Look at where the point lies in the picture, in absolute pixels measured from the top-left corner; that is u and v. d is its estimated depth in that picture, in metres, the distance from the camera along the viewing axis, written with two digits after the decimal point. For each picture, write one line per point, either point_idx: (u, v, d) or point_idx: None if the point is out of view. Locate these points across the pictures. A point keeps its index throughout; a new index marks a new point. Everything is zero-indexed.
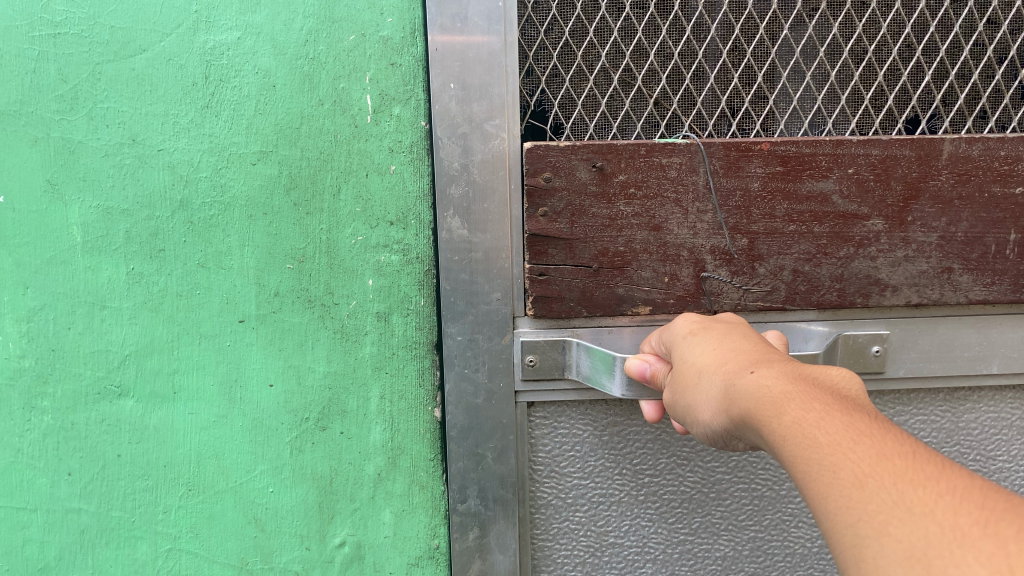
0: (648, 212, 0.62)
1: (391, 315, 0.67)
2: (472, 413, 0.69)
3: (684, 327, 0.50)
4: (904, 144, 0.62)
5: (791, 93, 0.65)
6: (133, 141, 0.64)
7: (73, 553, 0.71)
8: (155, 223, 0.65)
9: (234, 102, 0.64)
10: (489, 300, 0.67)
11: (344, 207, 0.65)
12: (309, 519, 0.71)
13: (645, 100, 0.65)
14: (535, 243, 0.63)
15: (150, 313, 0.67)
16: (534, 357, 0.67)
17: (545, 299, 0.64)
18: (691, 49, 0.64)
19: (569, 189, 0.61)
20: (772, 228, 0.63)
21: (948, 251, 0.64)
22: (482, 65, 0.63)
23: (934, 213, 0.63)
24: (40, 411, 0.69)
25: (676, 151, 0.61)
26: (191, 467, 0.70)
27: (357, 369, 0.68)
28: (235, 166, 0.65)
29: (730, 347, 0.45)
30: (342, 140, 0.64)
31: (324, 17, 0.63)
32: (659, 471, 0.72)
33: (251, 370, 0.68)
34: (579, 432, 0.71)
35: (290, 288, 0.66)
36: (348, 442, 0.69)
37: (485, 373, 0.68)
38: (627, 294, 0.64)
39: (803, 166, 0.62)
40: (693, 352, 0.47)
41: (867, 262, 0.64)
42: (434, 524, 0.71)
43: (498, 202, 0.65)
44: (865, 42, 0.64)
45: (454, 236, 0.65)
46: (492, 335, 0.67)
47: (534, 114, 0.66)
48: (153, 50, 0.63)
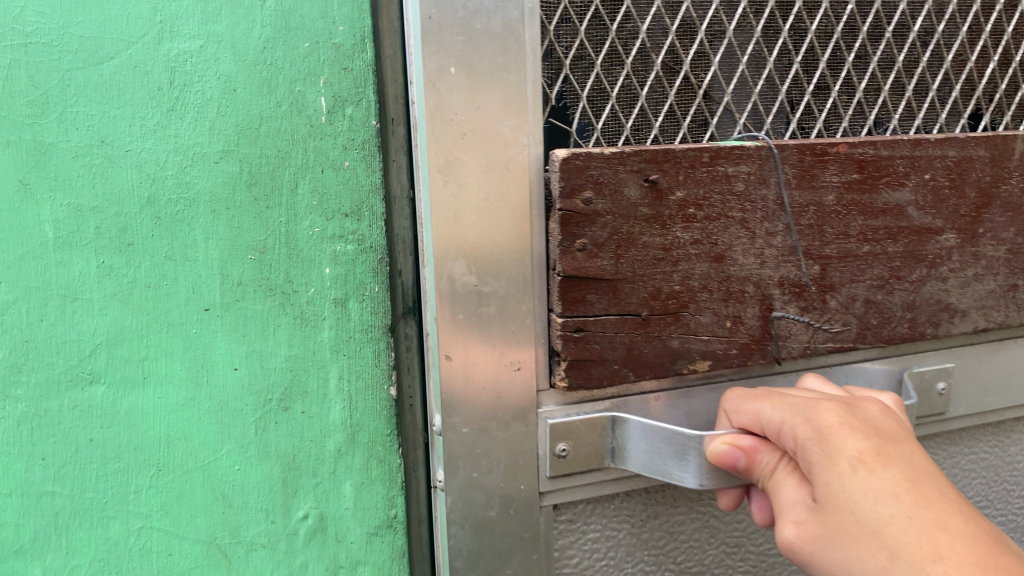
0: (709, 238, 0.60)
1: (348, 300, 0.77)
2: (481, 533, 0.62)
3: (842, 441, 0.45)
4: (979, 146, 0.68)
5: (856, 84, 0.67)
6: (102, 142, 0.70)
7: (47, 534, 0.76)
8: (123, 219, 0.72)
9: (199, 104, 0.72)
10: (508, 369, 0.59)
11: (301, 200, 0.75)
12: (274, 494, 0.79)
13: (693, 91, 0.63)
14: (570, 289, 0.57)
15: (121, 303, 0.73)
16: (566, 445, 0.61)
17: (583, 361, 0.59)
18: (745, 24, 0.63)
19: (615, 211, 0.56)
20: (845, 250, 0.64)
21: (1014, 266, 0.72)
22: (493, 48, 0.55)
23: (1004, 222, 0.70)
24: (12, 400, 0.73)
25: (743, 156, 0.59)
26: (160, 446, 0.76)
27: (317, 351, 0.77)
28: (199, 164, 0.72)
29: (932, 525, 0.42)
30: (300, 138, 0.74)
31: (280, 27, 0.72)
32: (705, 564, 0.71)
33: (217, 354, 0.75)
34: (614, 533, 0.67)
35: (252, 277, 0.75)
36: (309, 421, 0.78)
37: (499, 474, 0.61)
38: (683, 347, 0.61)
39: (879, 172, 0.64)
40: (878, 505, 0.43)
41: (938, 284, 0.69)
42: (391, 495, 0.82)
43: (512, 237, 0.57)
44: (934, 20, 0.69)
45: (460, 284, 0.57)
46: (510, 422, 0.60)
47: (555, 110, 0.59)
48: (120, 58, 0.69)
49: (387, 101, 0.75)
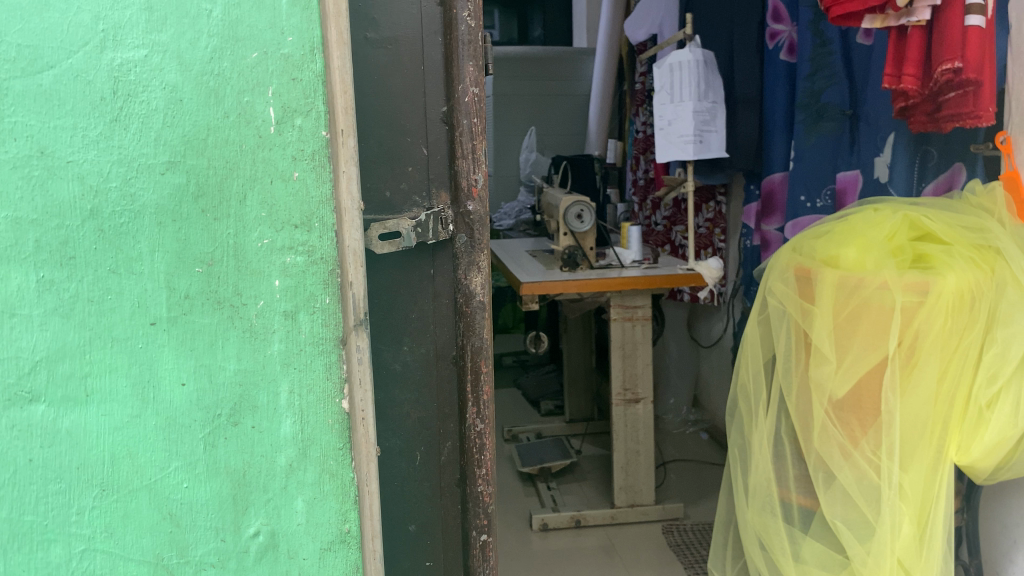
0: None
1: (298, 312, 0.78)
2: None
3: None
4: None
5: None
6: (41, 153, 0.72)
7: None
8: (65, 232, 0.73)
9: (142, 115, 0.74)
10: None
11: (250, 212, 0.76)
12: (224, 511, 0.80)
13: None
14: None
15: (61, 319, 0.74)
16: None
17: None
18: None
19: None
20: None
21: None
22: None
23: None
24: None
25: None
26: (104, 466, 0.77)
27: (266, 365, 0.78)
28: (144, 176, 0.74)
29: None
30: (247, 149, 0.76)
31: (227, 37, 0.74)
32: None
33: (164, 370, 0.77)
34: None
35: (199, 290, 0.76)
36: (259, 435, 0.79)
37: None
38: None
39: None
40: None
41: None
42: (344, 509, 0.82)
43: None
44: None
45: None
46: None
47: None
48: (60, 67, 0.72)
49: (335, 113, 0.78)
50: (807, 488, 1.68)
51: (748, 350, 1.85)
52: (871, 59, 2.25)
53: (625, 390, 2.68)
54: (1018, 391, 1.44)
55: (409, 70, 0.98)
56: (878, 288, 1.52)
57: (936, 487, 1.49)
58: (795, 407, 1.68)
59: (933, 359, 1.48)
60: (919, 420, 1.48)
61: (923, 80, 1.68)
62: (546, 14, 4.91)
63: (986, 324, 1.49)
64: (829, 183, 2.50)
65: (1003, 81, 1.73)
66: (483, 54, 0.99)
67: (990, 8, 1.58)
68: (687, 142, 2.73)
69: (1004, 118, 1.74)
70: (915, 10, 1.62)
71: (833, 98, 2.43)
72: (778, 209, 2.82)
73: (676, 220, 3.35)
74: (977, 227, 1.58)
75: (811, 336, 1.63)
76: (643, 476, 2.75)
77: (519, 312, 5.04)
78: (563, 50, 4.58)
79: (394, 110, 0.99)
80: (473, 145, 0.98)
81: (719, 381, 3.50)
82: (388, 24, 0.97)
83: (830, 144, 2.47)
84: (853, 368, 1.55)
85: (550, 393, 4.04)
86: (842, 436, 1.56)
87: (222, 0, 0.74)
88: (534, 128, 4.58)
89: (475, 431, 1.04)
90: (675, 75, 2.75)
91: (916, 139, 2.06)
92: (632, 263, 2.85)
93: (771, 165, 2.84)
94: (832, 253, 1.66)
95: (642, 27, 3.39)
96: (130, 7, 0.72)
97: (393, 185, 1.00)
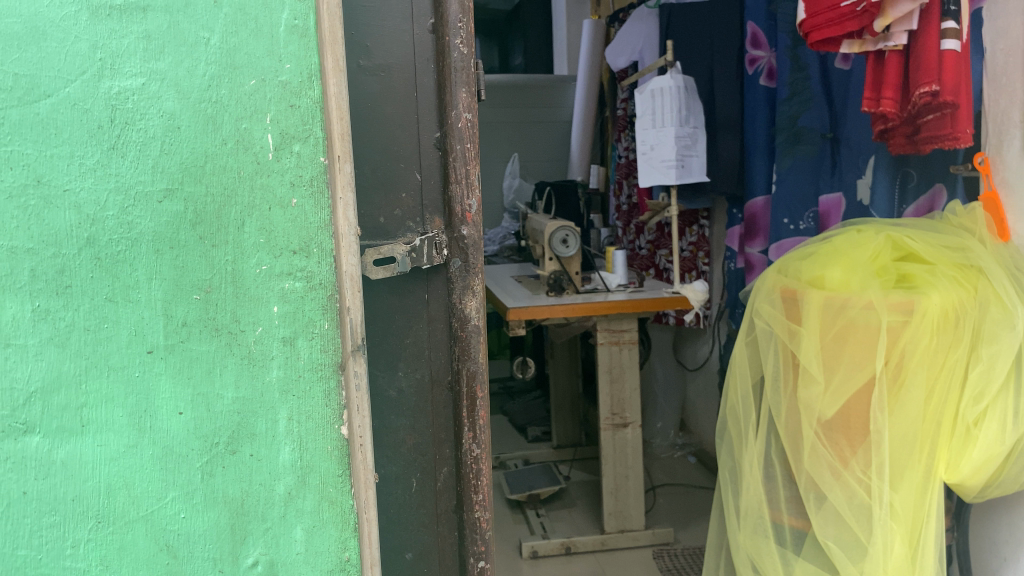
0: None
1: (296, 338, 0.78)
2: None
3: None
4: None
5: None
6: (38, 182, 0.71)
7: None
8: (61, 261, 0.72)
9: (140, 143, 0.73)
10: None
11: (248, 238, 0.76)
12: (221, 541, 0.79)
13: None
14: None
15: (56, 348, 0.73)
16: None
17: None
18: None
19: None
20: None
21: None
22: None
23: None
24: None
25: None
26: (100, 498, 0.76)
27: (264, 393, 0.78)
28: (141, 204, 0.74)
29: None
30: (245, 175, 0.76)
31: (225, 65, 0.75)
32: None
33: (161, 400, 0.76)
34: None
35: (196, 317, 0.76)
36: (258, 463, 0.79)
37: None
38: None
39: None
40: None
41: None
42: (343, 537, 0.82)
43: None
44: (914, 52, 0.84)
45: None
46: None
47: None
48: (57, 96, 0.71)
49: (332, 139, 0.79)
50: (799, 509, 1.68)
51: (737, 372, 1.86)
52: (850, 84, 2.28)
53: (613, 414, 2.68)
54: (1004, 408, 1.46)
55: (402, 97, 0.99)
56: (864, 307, 1.54)
57: (926, 506, 1.49)
58: (784, 428, 1.68)
59: (920, 378, 1.49)
60: (908, 439, 1.49)
61: (901, 103, 1.71)
62: (526, 43, 4.97)
63: (971, 342, 1.50)
64: (811, 206, 2.52)
65: (980, 103, 1.76)
66: (475, 80, 1.00)
67: (965, 31, 1.61)
68: (670, 167, 2.76)
69: (982, 140, 1.77)
70: (892, 35, 1.65)
71: (813, 122, 2.47)
72: (761, 232, 2.84)
73: (661, 244, 3.37)
74: (959, 246, 1.60)
75: (799, 357, 1.64)
76: (632, 501, 2.74)
77: (503, 339, 5.04)
78: (544, 78, 4.62)
79: (388, 137, 0.99)
80: (466, 169, 0.99)
81: (706, 404, 3.51)
82: (380, 52, 0.97)
83: (811, 167, 2.50)
84: (841, 388, 1.56)
85: (537, 420, 4.03)
86: (832, 456, 1.57)
87: (220, 29, 0.74)
88: (517, 154, 4.61)
89: (471, 457, 1.04)
90: (657, 101, 2.79)
91: (896, 161, 2.10)
92: (619, 287, 2.86)
93: (752, 188, 2.86)
94: (818, 274, 1.68)
95: (621, 54, 3.41)
96: (128, 36, 0.73)
97: (386, 211, 1.00)
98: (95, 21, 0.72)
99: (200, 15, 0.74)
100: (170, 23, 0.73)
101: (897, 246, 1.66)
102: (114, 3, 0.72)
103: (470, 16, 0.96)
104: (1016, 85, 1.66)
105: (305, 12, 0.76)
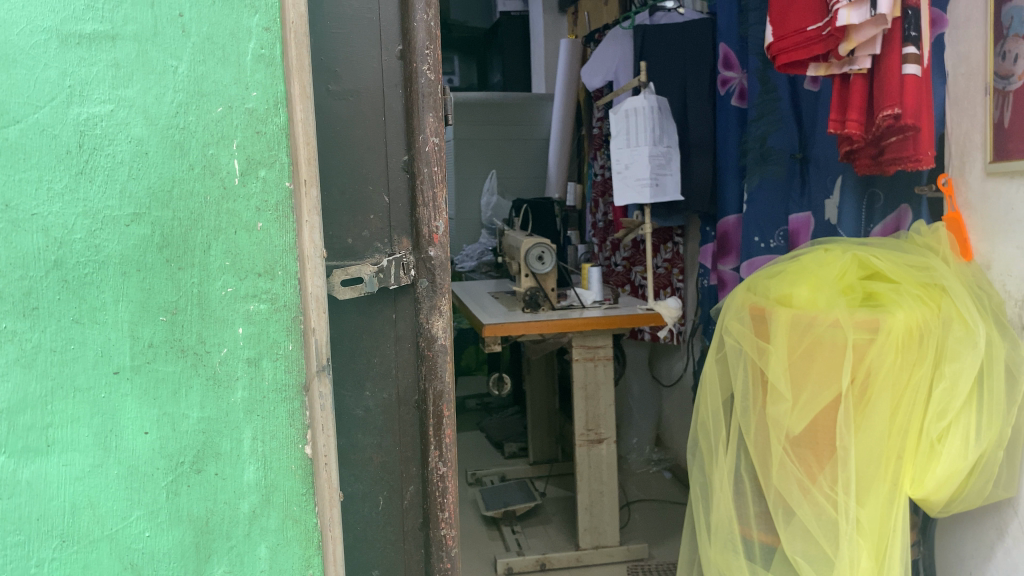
0: None
1: (261, 359, 0.80)
2: None
3: None
4: None
5: None
6: (6, 207, 0.73)
7: None
8: (28, 283, 0.74)
9: (108, 168, 0.75)
10: None
11: (214, 261, 0.78)
12: (185, 560, 0.80)
13: None
14: None
15: (23, 369, 0.74)
16: None
17: None
18: None
19: None
20: None
21: None
22: None
23: None
24: None
25: None
26: (65, 517, 0.77)
27: (229, 413, 0.80)
28: (109, 228, 0.75)
29: None
30: (211, 201, 0.78)
31: (192, 92, 0.77)
32: None
33: (126, 420, 0.77)
34: None
35: (162, 339, 0.78)
36: (223, 482, 0.81)
37: None
38: None
39: None
40: None
41: None
42: (308, 555, 0.84)
43: None
44: None
45: None
46: None
47: None
48: (26, 121, 0.73)
49: (299, 164, 0.82)
50: (767, 524, 1.71)
51: (707, 389, 1.89)
52: (818, 105, 2.34)
53: (588, 430, 2.70)
54: (967, 424, 1.49)
55: (371, 121, 1.01)
56: (830, 325, 1.58)
57: (892, 521, 1.52)
58: (753, 444, 1.71)
59: (885, 395, 1.52)
60: (873, 455, 1.53)
61: (865, 125, 1.75)
62: (504, 61, 5.01)
63: (935, 359, 1.54)
64: (781, 225, 2.57)
65: (942, 126, 1.81)
66: (442, 105, 1.03)
67: (925, 57, 1.65)
68: (644, 186, 2.80)
69: (944, 161, 1.81)
70: (856, 60, 1.69)
71: (783, 142, 2.52)
72: (732, 250, 2.88)
73: (636, 261, 3.42)
74: (923, 266, 1.65)
75: (767, 374, 1.68)
76: (607, 517, 2.76)
77: (481, 355, 5.06)
78: (522, 96, 4.66)
79: (356, 159, 1.01)
80: (434, 192, 1.01)
81: (681, 419, 3.54)
82: (349, 78, 1.00)
83: (781, 187, 2.55)
84: (809, 405, 1.60)
85: (513, 436, 4.04)
86: (800, 472, 1.60)
87: (188, 57, 0.77)
88: (494, 171, 4.64)
89: (437, 474, 1.06)
90: (630, 121, 2.83)
91: (862, 182, 2.15)
92: (594, 303, 2.90)
93: (725, 207, 2.91)
94: (785, 292, 1.71)
95: (598, 74, 3.42)
96: (97, 63, 0.75)
97: (355, 232, 1.02)
98: (64, 49, 0.74)
99: (169, 44, 0.76)
100: (139, 51, 0.76)
101: (863, 265, 1.71)
102: (84, 32, 0.74)
103: (437, 44, 0.99)
104: (975, 110, 1.70)
105: (273, 42, 0.78)
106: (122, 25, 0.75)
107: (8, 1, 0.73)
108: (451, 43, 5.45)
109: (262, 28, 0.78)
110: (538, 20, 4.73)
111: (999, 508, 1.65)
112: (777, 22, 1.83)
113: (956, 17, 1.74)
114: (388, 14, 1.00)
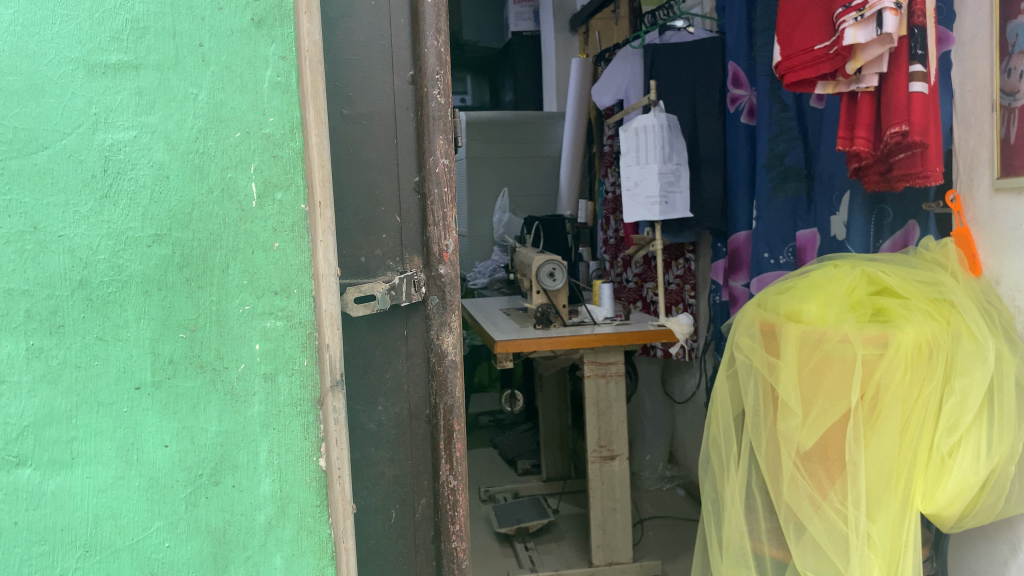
0: None
1: (277, 374, 0.84)
2: None
3: None
4: None
5: None
6: (34, 228, 0.76)
7: None
8: (55, 301, 0.77)
9: (131, 191, 0.79)
10: None
11: (232, 280, 0.82)
12: (204, 569, 0.83)
13: None
14: None
15: (49, 385, 0.77)
16: None
17: None
18: None
19: None
20: None
21: None
22: None
23: None
24: None
25: None
26: (88, 527, 0.80)
27: (246, 426, 0.83)
28: (132, 249, 0.79)
29: None
30: (230, 222, 0.82)
31: (211, 118, 0.81)
32: None
33: (147, 433, 0.81)
34: None
35: (182, 355, 0.81)
36: (239, 494, 0.84)
37: None
38: None
39: None
40: None
41: None
42: (322, 564, 0.86)
43: None
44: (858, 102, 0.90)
45: None
46: None
47: None
48: (54, 148, 0.77)
49: (313, 186, 0.86)
50: (779, 540, 1.72)
51: (718, 406, 1.91)
52: (824, 122, 2.36)
53: (600, 446, 2.71)
54: (976, 440, 1.50)
55: (383, 143, 1.05)
56: (840, 341, 1.60)
57: (904, 537, 1.53)
58: (764, 459, 1.73)
59: (895, 410, 1.54)
60: (883, 471, 1.54)
61: (874, 142, 1.77)
62: (517, 81, 5.06)
63: (946, 374, 1.55)
64: (790, 241, 2.58)
65: (949, 143, 1.83)
66: (451, 128, 1.07)
67: (931, 74, 1.66)
68: (654, 203, 2.83)
69: (952, 177, 1.83)
70: (863, 78, 1.72)
71: (793, 160, 2.54)
72: (743, 266, 2.90)
73: (648, 277, 3.44)
74: (932, 281, 1.67)
75: (778, 389, 1.70)
76: (620, 534, 2.76)
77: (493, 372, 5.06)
78: (534, 114, 4.72)
79: (368, 181, 1.05)
80: (444, 212, 1.06)
81: (693, 435, 3.55)
82: (362, 102, 1.03)
83: (790, 203, 2.57)
84: (819, 420, 1.61)
85: (526, 453, 4.06)
86: (811, 487, 1.61)
87: (208, 85, 0.81)
88: (506, 189, 4.67)
89: (448, 487, 1.09)
90: (641, 139, 2.86)
91: (871, 199, 2.16)
92: (605, 320, 2.92)
93: (736, 225, 2.92)
94: (795, 308, 1.74)
95: (607, 93, 3.47)
96: (122, 91, 0.79)
97: (367, 250, 1.05)
98: (90, 78, 0.78)
99: (189, 72, 0.80)
100: (161, 79, 0.80)
101: (872, 281, 1.73)
102: (109, 62, 0.78)
103: (446, 69, 1.03)
104: (982, 126, 1.73)
105: (288, 69, 0.82)
106: (145, 56, 0.79)
107: (39, 34, 0.77)
108: (463, 63, 5.52)
109: (278, 56, 0.82)
110: (549, 39, 4.79)
111: (1011, 524, 1.65)
112: (784, 42, 1.87)
113: (962, 35, 1.76)
114: (400, 40, 1.04)
